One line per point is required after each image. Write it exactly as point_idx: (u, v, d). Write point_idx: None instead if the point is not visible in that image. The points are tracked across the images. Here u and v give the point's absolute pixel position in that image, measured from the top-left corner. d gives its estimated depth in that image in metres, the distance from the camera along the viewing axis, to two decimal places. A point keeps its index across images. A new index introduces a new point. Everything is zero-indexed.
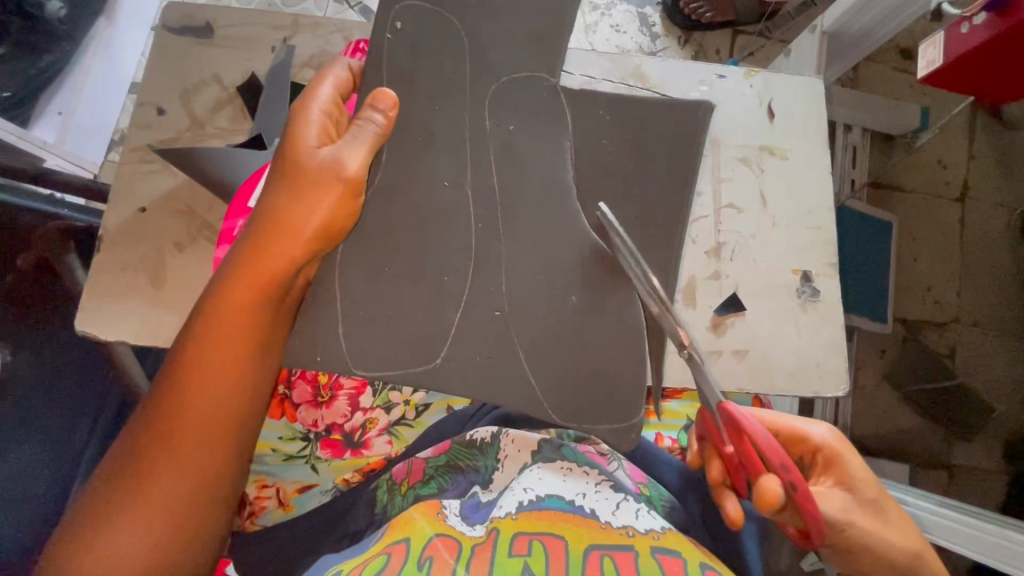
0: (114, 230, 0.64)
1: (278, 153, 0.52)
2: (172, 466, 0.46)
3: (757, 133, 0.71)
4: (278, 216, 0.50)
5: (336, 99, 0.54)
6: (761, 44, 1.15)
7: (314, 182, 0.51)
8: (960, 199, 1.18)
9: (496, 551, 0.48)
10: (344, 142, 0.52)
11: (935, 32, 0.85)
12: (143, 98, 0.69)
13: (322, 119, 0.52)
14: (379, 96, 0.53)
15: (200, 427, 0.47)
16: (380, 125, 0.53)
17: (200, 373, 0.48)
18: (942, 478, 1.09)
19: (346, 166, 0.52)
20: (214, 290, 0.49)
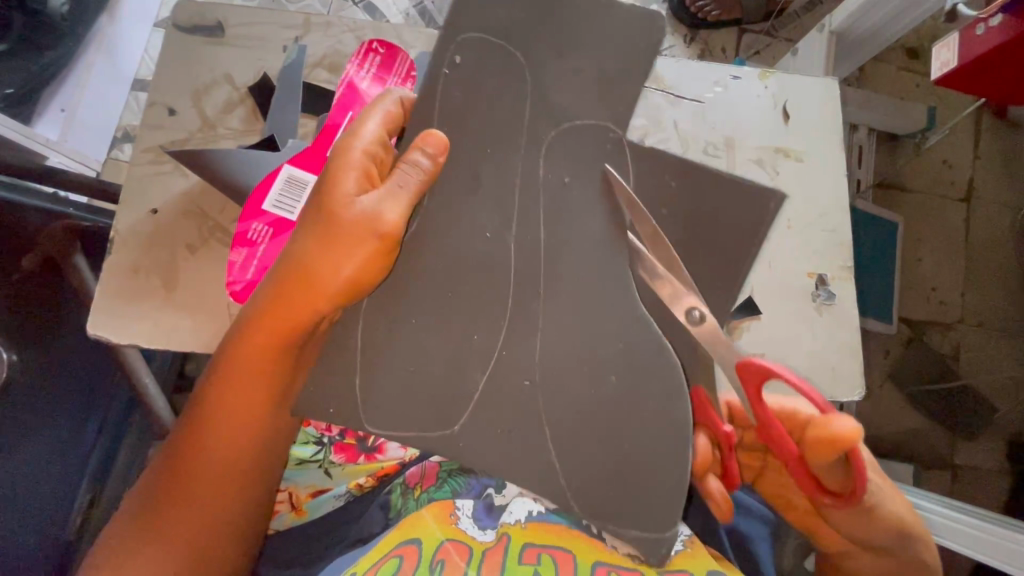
0: (125, 231, 0.63)
1: (315, 198, 0.50)
2: (189, 510, 0.48)
3: (771, 134, 0.70)
4: (308, 266, 0.49)
5: (382, 136, 0.51)
6: (768, 43, 1.14)
7: (348, 233, 0.49)
8: (965, 200, 1.18)
9: (506, 556, 0.52)
10: (386, 191, 0.49)
11: (949, 34, 0.85)
12: (153, 97, 0.68)
13: (363, 162, 0.50)
14: (427, 138, 0.49)
15: (217, 472, 0.49)
16: (424, 169, 0.49)
17: (224, 410, 0.49)
18: (947, 479, 1.07)
19: (380, 216, 0.49)
20: (239, 333, 0.50)
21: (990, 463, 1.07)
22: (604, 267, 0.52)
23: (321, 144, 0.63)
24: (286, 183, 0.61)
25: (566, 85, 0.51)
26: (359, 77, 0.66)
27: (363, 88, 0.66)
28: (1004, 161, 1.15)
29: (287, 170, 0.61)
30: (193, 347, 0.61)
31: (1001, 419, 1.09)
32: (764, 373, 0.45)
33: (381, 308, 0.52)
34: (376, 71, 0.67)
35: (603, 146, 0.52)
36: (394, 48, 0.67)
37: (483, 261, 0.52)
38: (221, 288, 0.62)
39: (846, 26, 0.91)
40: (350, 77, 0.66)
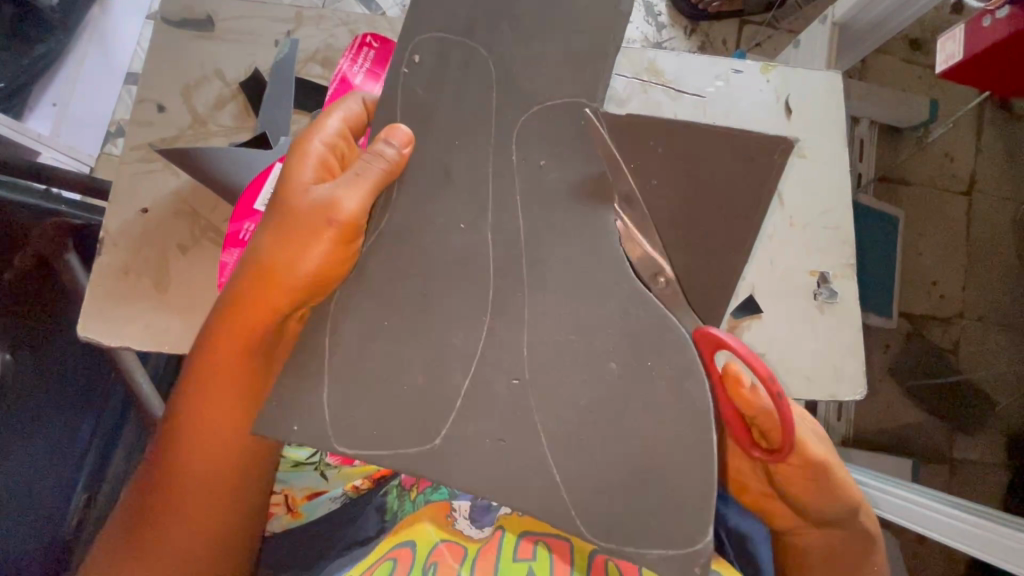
0: (114, 232, 0.62)
1: (279, 196, 0.52)
2: (171, 500, 0.50)
3: (774, 130, 0.69)
4: (271, 260, 0.50)
5: (341, 134, 0.54)
6: (770, 35, 1.12)
7: (309, 226, 0.50)
8: (967, 192, 1.16)
9: (501, 554, 0.51)
10: (343, 181, 0.50)
11: (955, 26, 0.84)
12: (142, 93, 0.67)
13: (322, 156, 0.52)
14: (391, 131, 0.50)
15: (200, 466, 0.50)
16: (387, 158, 0.50)
17: (199, 410, 0.51)
18: (944, 473, 1.09)
19: (340, 206, 0.50)
20: (210, 333, 0.51)
21: (992, 456, 1.08)
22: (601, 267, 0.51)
23: None
24: None
25: (551, 87, 0.53)
26: (353, 73, 0.65)
27: (357, 84, 0.64)
28: (1005, 157, 1.14)
29: (280, 169, 0.60)
30: (186, 349, 0.60)
31: (1001, 412, 1.09)
32: (718, 343, 0.47)
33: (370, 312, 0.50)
34: (371, 66, 0.65)
35: (589, 133, 0.53)
36: (388, 43, 0.65)
37: (477, 259, 0.51)
38: (213, 289, 0.61)
39: (850, 17, 0.88)
40: (343, 73, 0.64)
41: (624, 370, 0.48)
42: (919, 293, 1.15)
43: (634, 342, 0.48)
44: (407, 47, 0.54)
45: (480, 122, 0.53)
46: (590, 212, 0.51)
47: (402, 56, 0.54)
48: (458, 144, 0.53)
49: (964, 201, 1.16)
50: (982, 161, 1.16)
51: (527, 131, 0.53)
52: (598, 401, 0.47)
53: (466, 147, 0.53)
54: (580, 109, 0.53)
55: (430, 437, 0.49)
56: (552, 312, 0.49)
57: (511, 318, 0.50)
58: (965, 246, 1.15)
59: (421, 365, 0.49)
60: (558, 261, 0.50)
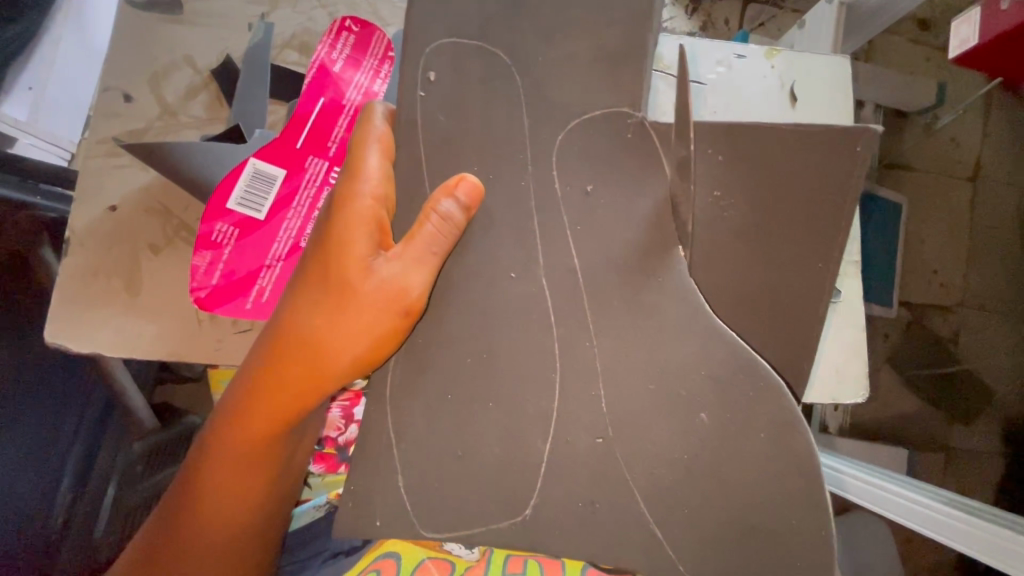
0: (82, 231, 0.59)
1: (324, 256, 0.47)
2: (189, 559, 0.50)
3: (779, 118, 0.65)
4: (321, 335, 0.47)
5: (386, 176, 0.48)
6: (773, 14, 1.07)
7: (371, 304, 0.46)
8: (972, 178, 1.13)
9: (490, 570, 0.59)
10: (410, 255, 0.46)
11: (970, 8, 0.80)
12: (106, 81, 0.63)
13: (375, 215, 0.47)
14: (463, 186, 0.46)
15: (218, 526, 0.49)
16: (453, 221, 0.46)
17: (223, 476, 0.49)
18: (939, 461, 1.06)
19: (407, 285, 0.46)
20: (245, 405, 0.48)
21: (984, 443, 1.07)
22: (589, 269, 0.48)
23: (290, 135, 0.59)
24: (252, 178, 0.57)
25: (540, 76, 0.49)
26: (331, 59, 0.61)
27: (335, 71, 0.61)
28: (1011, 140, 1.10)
29: (252, 164, 0.57)
30: (159, 355, 0.58)
31: (998, 402, 1.07)
32: None
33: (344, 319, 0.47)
34: (350, 52, 0.61)
35: (626, 134, 0.49)
36: (369, 26, 0.62)
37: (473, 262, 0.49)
38: (187, 292, 0.59)
39: None
40: (320, 58, 0.60)
41: (622, 375, 0.48)
42: (918, 281, 1.11)
43: (632, 350, 0.47)
44: (420, 62, 0.50)
45: (473, 111, 0.49)
46: (604, 213, 0.48)
47: (416, 73, 0.50)
48: (455, 134, 0.49)
49: (968, 188, 1.13)
50: (988, 146, 1.12)
51: (513, 124, 0.49)
52: (617, 410, 0.47)
53: (448, 143, 0.49)
54: (623, 118, 0.49)
55: (427, 444, 0.48)
56: (558, 322, 0.48)
57: (513, 321, 0.48)
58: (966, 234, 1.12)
59: (420, 372, 0.49)
60: (561, 265, 0.48)
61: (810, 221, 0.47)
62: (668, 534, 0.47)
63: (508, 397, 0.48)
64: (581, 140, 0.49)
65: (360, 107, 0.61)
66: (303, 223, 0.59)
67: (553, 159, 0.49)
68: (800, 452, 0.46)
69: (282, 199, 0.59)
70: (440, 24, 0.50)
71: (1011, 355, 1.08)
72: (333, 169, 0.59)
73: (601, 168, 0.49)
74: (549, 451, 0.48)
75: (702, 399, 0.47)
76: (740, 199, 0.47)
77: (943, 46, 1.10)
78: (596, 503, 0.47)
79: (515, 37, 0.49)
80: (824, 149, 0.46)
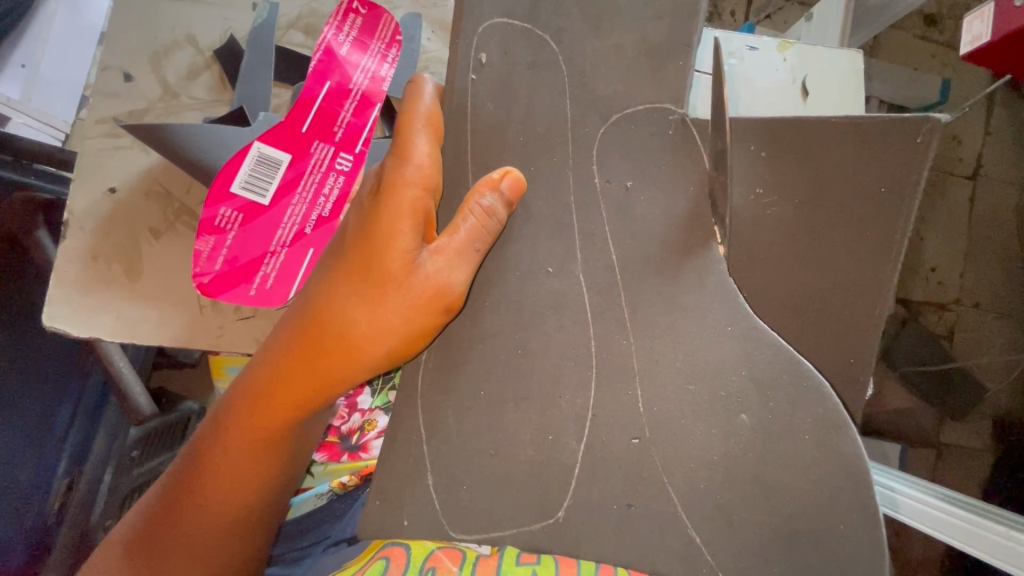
0: (81, 214, 0.58)
1: (368, 241, 0.46)
2: (194, 535, 0.49)
3: (790, 111, 0.64)
4: (360, 325, 0.47)
5: (434, 163, 0.47)
6: (780, 6, 1.05)
7: (410, 296, 0.46)
8: (972, 176, 1.11)
9: (504, 558, 0.47)
10: (451, 250, 0.46)
11: (984, 3, 0.79)
12: (106, 59, 0.61)
13: (423, 205, 0.46)
14: (510, 182, 0.46)
15: (230, 501, 0.50)
16: (496, 217, 0.46)
17: (244, 453, 0.49)
18: (930, 458, 1.07)
19: (449, 281, 0.46)
20: (279, 388, 0.48)
21: (975, 441, 1.08)
22: (601, 261, 0.47)
23: (296, 120, 0.58)
24: (256, 163, 0.56)
25: (553, 65, 0.49)
26: (337, 41, 0.59)
27: (342, 53, 0.59)
28: (1010, 139, 1.11)
29: (257, 148, 0.56)
30: (160, 341, 0.58)
31: (990, 398, 1.07)
32: None
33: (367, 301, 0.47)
34: (357, 34, 0.60)
35: (666, 131, 0.48)
36: (377, 8, 0.61)
37: (514, 256, 0.48)
38: (188, 277, 0.58)
39: None
40: (327, 40, 0.59)
41: (656, 374, 0.47)
42: (915, 278, 1.10)
43: (660, 346, 0.47)
44: (474, 42, 0.49)
45: (515, 97, 0.49)
46: (640, 210, 0.48)
47: (469, 55, 0.49)
48: (496, 122, 0.49)
49: (968, 185, 1.11)
50: (989, 143, 1.12)
51: (527, 113, 0.49)
52: (652, 411, 0.46)
53: (461, 131, 0.49)
54: (664, 113, 0.48)
55: (459, 438, 0.47)
56: (584, 321, 0.47)
57: (548, 316, 0.48)
58: (966, 231, 1.11)
59: (452, 363, 0.48)
60: (588, 264, 0.47)
61: (867, 217, 0.47)
62: (708, 540, 0.45)
63: (540, 393, 0.47)
64: (623, 136, 0.48)
65: (366, 91, 0.59)
66: (308, 209, 0.58)
67: (593, 152, 0.48)
68: (846, 453, 0.44)
69: (287, 183, 0.58)
70: (490, 5, 0.49)
71: (1004, 352, 1.08)
72: (339, 155, 0.58)
73: (629, 166, 0.48)
74: (579, 455, 0.47)
75: (745, 399, 0.45)
76: (784, 199, 0.47)
77: (947, 43, 1.09)
78: (632, 506, 0.46)
79: (562, 22, 0.49)
80: (886, 142, 0.46)
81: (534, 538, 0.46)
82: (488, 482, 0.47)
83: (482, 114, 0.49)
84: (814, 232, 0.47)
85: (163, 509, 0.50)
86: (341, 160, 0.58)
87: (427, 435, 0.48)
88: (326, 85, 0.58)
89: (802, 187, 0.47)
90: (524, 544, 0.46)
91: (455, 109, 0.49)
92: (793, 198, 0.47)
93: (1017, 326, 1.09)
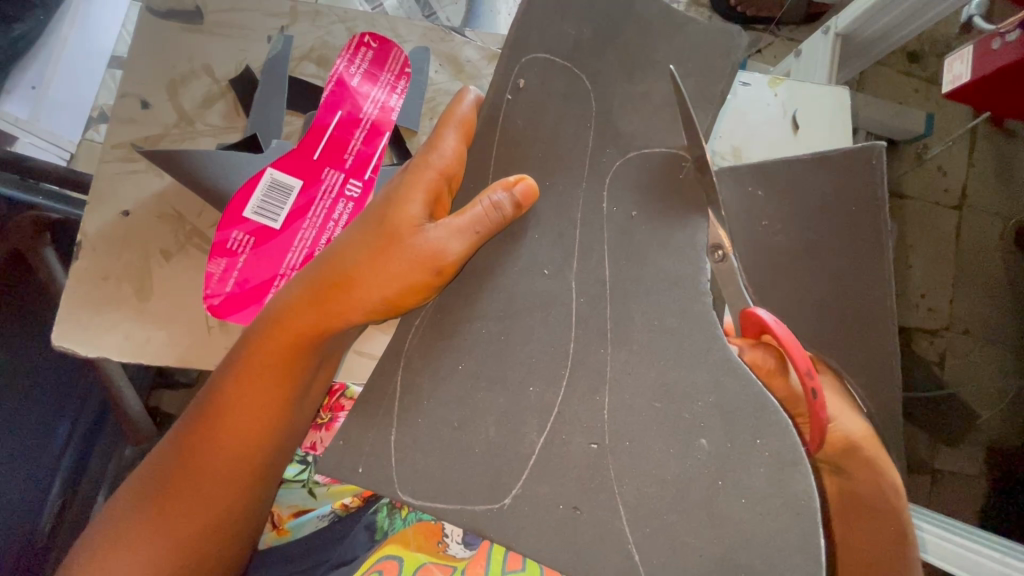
0: (94, 235, 0.60)
1: (380, 209, 0.49)
2: (182, 502, 0.46)
3: (779, 145, 0.67)
4: (358, 278, 0.48)
5: (459, 150, 0.50)
6: (771, 42, 1.10)
7: (408, 257, 0.47)
8: (959, 206, 1.15)
9: (490, 567, 0.57)
10: (452, 225, 0.47)
11: (963, 45, 0.83)
12: (126, 86, 0.64)
13: (437, 182, 0.49)
14: (519, 182, 0.47)
15: (220, 465, 0.47)
16: (502, 213, 0.47)
17: (236, 411, 0.47)
18: (925, 484, 1.07)
19: (444, 249, 0.47)
20: (271, 336, 0.47)
21: (970, 468, 1.08)
22: (601, 286, 0.48)
23: (308, 147, 0.60)
24: (270, 188, 0.58)
25: (556, 101, 0.52)
26: (349, 73, 0.62)
27: (353, 84, 0.62)
28: (992, 172, 1.16)
29: (269, 175, 0.59)
30: (167, 361, 0.58)
31: (983, 426, 1.08)
32: None
33: (372, 263, 0.48)
34: (368, 66, 0.63)
35: (678, 172, 0.49)
36: (387, 42, 0.64)
37: (514, 276, 0.50)
38: (197, 299, 0.59)
39: (854, 29, 0.76)
40: (339, 73, 0.62)
41: (647, 392, 0.45)
42: (907, 306, 1.12)
43: (649, 341, 0.46)
44: (514, 68, 0.52)
45: (522, 132, 0.52)
46: (641, 232, 0.48)
47: (507, 79, 0.52)
48: (514, 138, 0.52)
49: (956, 215, 1.15)
50: (973, 174, 1.16)
51: (529, 146, 0.51)
52: (639, 429, 0.44)
53: (470, 165, 0.52)
54: (680, 161, 0.49)
55: (438, 418, 0.48)
56: (583, 344, 0.47)
57: (540, 317, 0.48)
58: (953, 259, 1.14)
59: (448, 359, 0.49)
60: (588, 287, 0.48)
61: (833, 254, 0.52)
62: (674, 554, 0.42)
63: (539, 417, 0.46)
64: (637, 169, 0.50)
65: (376, 121, 0.62)
66: (318, 234, 0.60)
67: (605, 180, 0.50)
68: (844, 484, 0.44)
69: (298, 209, 0.59)
70: (513, 36, 0.53)
71: (995, 378, 1.10)
72: (348, 181, 0.60)
73: (639, 194, 0.49)
74: (575, 481, 0.45)
75: (707, 423, 0.43)
76: (788, 224, 0.52)
77: (930, 79, 1.14)
78: (578, 509, 0.44)
79: (592, 62, 0.52)
80: (841, 172, 0.51)
81: (494, 528, 0.45)
82: (475, 486, 0.46)
83: (502, 134, 0.52)
84: (817, 241, 0.52)
85: (149, 483, 0.47)
86: (351, 186, 0.60)
87: (408, 414, 0.48)
88: (337, 114, 0.61)
89: (800, 213, 0.52)
90: (468, 524, 0.45)
91: (478, 125, 0.52)
92: (796, 221, 0.52)
93: (1004, 353, 1.12)
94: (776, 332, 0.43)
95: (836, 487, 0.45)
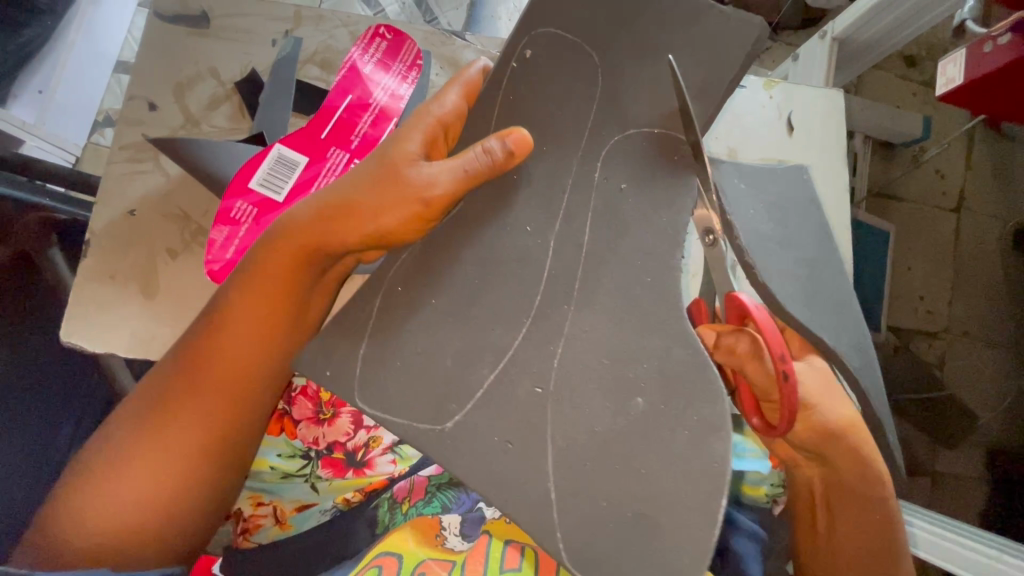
0: (102, 233, 0.61)
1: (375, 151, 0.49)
2: (169, 433, 0.47)
3: (776, 147, 0.68)
4: (346, 216, 0.46)
5: (461, 104, 0.49)
6: (768, 47, 1.11)
7: (396, 194, 0.46)
8: (956, 209, 1.16)
9: (488, 564, 0.56)
10: (442, 164, 0.45)
11: (956, 49, 0.85)
12: (133, 90, 0.65)
13: (434, 128, 0.48)
14: (512, 131, 0.44)
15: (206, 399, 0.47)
16: (491, 159, 0.44)
17: (224, 344, 0.48)
18: (926, 486, 1.07)
19: (430, 187, 0.45)
20: (259, 271, 0.47)
21: (970, 470, 1.08)
22: None
23: (317, 126, 0.62)
24: (277, 162, 0.60)
25: None
26: (363, 60, 0.64)
27: (365, 71, 0.64)
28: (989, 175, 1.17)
29: (278, 149, 0.60)
30: None
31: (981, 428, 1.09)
32: None
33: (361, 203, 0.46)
34: (382, 56, 0.65)
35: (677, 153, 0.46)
36: (402, 34, 0.66)
37: None
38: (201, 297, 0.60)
39: (850, 33, 0.78)
40: (352, 59, 0.64)
41: None
42: (906, 307, 1.13)
43: (646, 328, 0.43)
44: (521, 39, 0.49)
45: None
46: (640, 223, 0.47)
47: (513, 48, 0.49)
48: None
49: (953, 218, 1.16)
50: (971, 177, 1.17)
51: None
52: None
53: None
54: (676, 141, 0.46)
55: None
56: None
57: None
58: (951, 262, 1.15)
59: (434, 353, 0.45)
60: None
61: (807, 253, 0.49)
62: None
63: None
64: (631, 149, 0.46)
65: (386, 107, 0.63)
66: None
67: (600, 154, 0.47)
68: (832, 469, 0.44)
69: (303, 183, 0.60)
70: None
71: (993, 380, 1.11)
72: (354, 161, 0.61)
73: (632, 174, 0.46)
74: None
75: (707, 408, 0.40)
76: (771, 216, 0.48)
77: (926, 83, 1.16)
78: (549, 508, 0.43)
79: None
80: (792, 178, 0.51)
81: None
82: None
83: None
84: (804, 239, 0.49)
85: (137, 415, 0.47)
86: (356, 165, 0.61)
87: None
88: (344, 103, 0.62)
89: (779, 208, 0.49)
90: None
91: None
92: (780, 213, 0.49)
93: (1002, 356, 1.12)
94: (757, 316, 0.43)
95: (821, 475, 0.48)
